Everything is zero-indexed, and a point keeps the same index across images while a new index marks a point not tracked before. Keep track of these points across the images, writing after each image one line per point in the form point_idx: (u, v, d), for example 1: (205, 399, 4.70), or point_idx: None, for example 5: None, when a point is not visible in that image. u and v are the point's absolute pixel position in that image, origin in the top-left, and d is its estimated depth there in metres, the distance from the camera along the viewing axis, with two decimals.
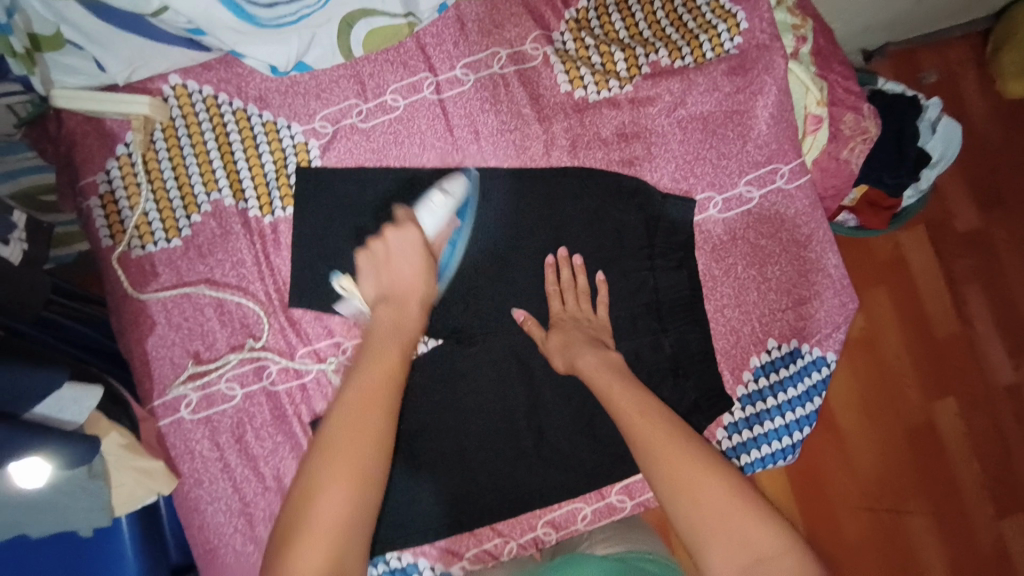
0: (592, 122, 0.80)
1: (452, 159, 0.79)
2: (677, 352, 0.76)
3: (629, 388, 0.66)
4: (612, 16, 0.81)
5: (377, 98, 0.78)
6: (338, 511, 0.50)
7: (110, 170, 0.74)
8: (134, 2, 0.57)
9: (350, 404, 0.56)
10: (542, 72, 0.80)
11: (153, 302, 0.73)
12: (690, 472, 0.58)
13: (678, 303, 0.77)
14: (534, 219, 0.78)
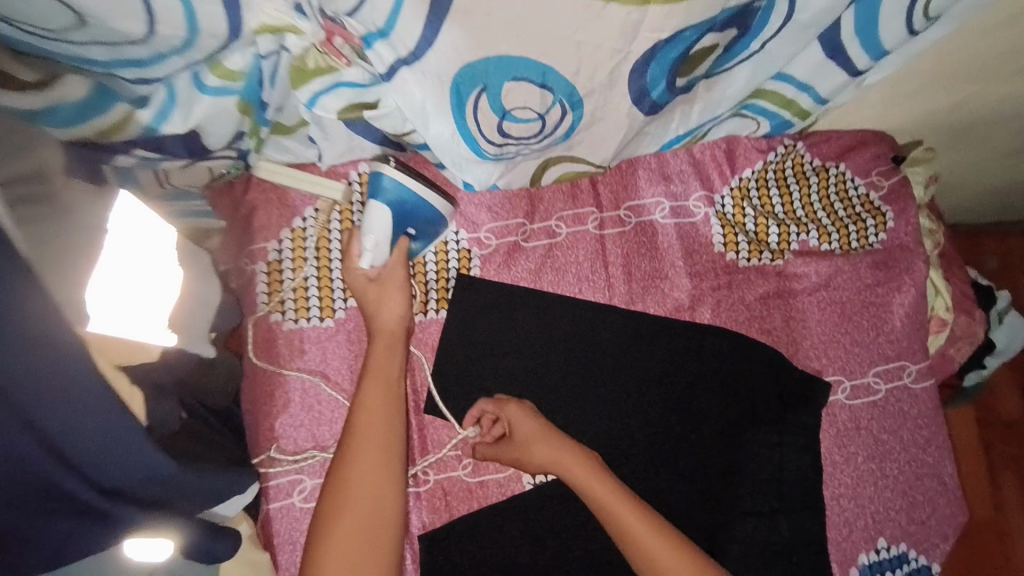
0: (740, 286, 0.83)
1: (603, 295, 0.81)
2: (792, 536, 0.76)
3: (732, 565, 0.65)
4: (770, 191, 0.85)
5: (544, 222, 0.81)
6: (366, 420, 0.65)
7: (282, 240, 0.75)
8: (393, 124, 0.63)
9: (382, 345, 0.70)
10: (700, 228, 0.84)
11: (294, 378, 0.72)
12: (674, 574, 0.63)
13: (799, 481, 0.78)
14: (670, 367, 0.80)
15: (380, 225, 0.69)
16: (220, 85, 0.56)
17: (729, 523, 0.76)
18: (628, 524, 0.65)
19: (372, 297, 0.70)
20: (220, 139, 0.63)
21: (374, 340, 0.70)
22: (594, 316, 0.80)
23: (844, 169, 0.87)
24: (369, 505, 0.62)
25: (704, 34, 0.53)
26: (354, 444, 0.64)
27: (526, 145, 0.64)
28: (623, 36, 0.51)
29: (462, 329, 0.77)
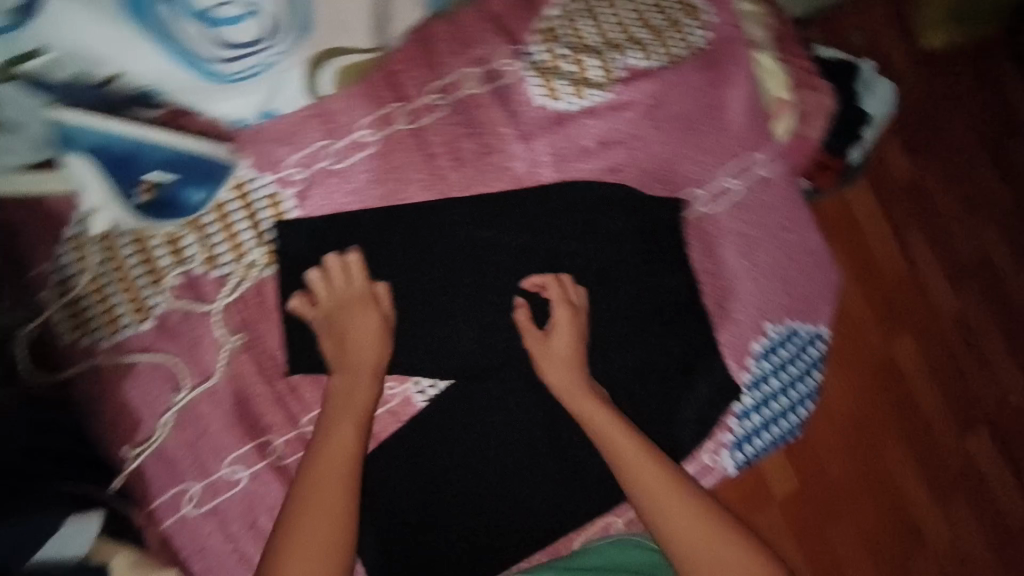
0: (574, 132, 0.79)
1: (438, 191, 0.76)
2: (684, 352, 0.80)
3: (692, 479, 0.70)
4: (580, 23, 0.79)
5: (348, 136, 0.74)
6: (357, 399, 0.68)
7: (60, 257, 0.66)
8: (89, 69, 0.57)
9: (358, 336, 0.70)
10: (517, 88, 0.78)
11: (133, 395, 0.67)
12: (675, 509, 0.67)
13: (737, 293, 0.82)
14: (525, 238, 0.78)
15: (92, 189, 0.63)
16: None
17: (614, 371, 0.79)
18: (619, 448, 0.70)
19: (351, 320, 0.70)
20: None
21: (327, 337, 0.70)
22: (437, 217, 0.76)
23: None
24: (330, 505, 0.61)
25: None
26: (330, 449, 0.64)
27: (265, 52, 0.62)
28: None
29: (302, 278, 0.71)
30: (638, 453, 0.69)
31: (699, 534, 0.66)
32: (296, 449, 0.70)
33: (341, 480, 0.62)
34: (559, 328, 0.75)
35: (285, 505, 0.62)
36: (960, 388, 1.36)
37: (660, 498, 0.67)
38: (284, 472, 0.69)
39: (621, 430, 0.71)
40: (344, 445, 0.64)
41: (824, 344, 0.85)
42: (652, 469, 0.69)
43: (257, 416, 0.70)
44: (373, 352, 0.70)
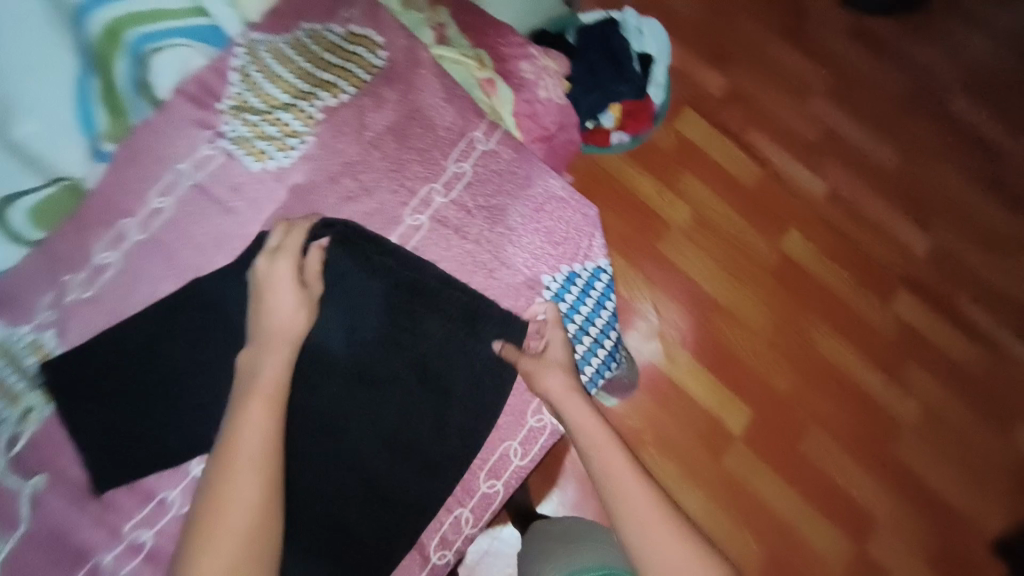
0: (295, 180, 0.84)
1: (188, 279, 0.80)
2: (462, 314, 0.81)
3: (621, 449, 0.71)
4: (263, 88, 0.85)
5: (90, 264, 0.80)
6: (264, 442, 0.64)
7: None
8: None
9: (267, 379, 0.68)
10: (229, 164, 0.84)
11: None
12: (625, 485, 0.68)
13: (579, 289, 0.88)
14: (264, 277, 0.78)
15: None
16: None
17: (394, 386, 0.79)
18: (581, 426, 0.73)
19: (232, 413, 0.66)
20: None
21: (265, 360, 0.69)
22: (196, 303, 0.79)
23: (311, 25, 0.89)
24: (257, 504, 0.62)
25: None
26: (235, 455, 0.63)
27: None
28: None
29: (79, 405, 0.76)
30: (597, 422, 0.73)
31: (642, 509, 0.67)
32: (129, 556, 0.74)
33: (275, 441, 0.65)
34: (552, 347, 0.81)
35: (207, 521, 0.60)
36: (846, 246, 1.55)
37: (620, 479, 0.69)
38: None
39: (595, 419, 0.73)
40: (269, 475, 0.63)
41: (607, 274, 0.91)
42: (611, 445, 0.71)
43: (81, 542, 0.73)
44: (291, 346, 0.71)
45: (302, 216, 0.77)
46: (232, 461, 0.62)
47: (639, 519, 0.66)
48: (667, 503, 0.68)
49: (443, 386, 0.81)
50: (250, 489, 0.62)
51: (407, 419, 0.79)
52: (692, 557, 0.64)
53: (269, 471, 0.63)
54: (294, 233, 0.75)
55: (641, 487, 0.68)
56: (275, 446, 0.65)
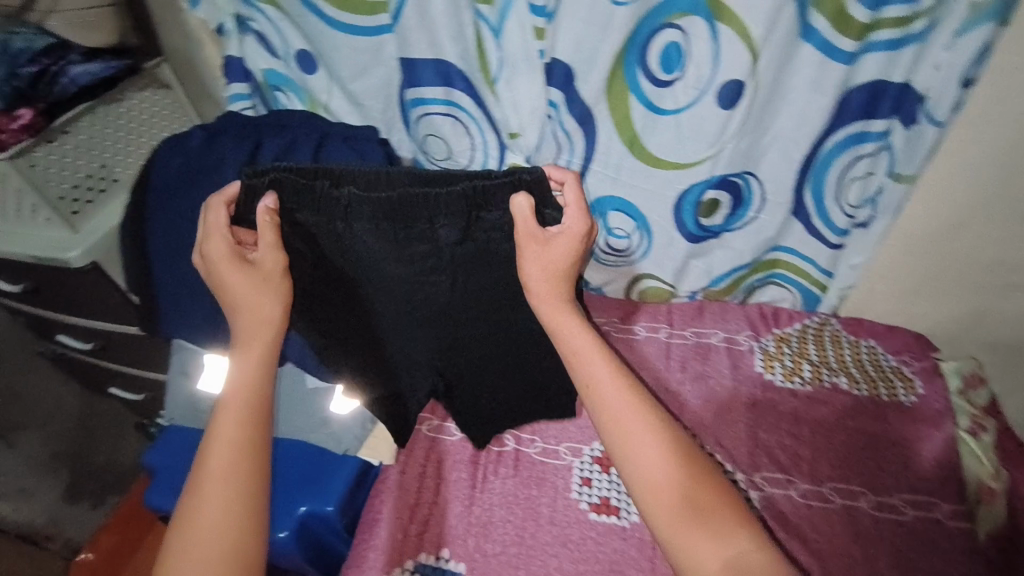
0: (775, 397, 1.07)
1: (662, 375, 1.12)
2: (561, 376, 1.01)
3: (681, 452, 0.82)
4: (808, 345, 1.14)
5: (630, 325, 1.22)
6: (223, 452, 0.84)
7: None
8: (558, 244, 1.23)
9: (238, 374, 0.88)
10: (747, 356, 1.14)
11: None
12: (697, 547, 0.75)
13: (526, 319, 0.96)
14: (382, 241, 0.86)
15: None
16: None
17: (466, 317, 0.95)
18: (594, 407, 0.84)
19: (248, 326, 0.88)
20: None
21: (250, 332, 0.88)
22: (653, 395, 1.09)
23: (875, 346, 1.13)
24: (215, 531, 0.79)
25: (706, 190, 0.97)
26: (211, 481, 0.81)
27: (622, 260, 1.14)
28: (665, 186, 0.98)
29: None
30: (618, 414, 0.83)
31: (719, 536, 0.76)
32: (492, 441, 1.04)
33: (249, 428, 0.86)
34: (558, 240, 0.83)
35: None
36: None
37: (686, 521, 0.77)
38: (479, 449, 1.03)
39: (611, 413, 0.83)
40: (234, 461, 0.83)
41: None
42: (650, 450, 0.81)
43: None
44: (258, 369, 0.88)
45: (265, 217, 0.81)
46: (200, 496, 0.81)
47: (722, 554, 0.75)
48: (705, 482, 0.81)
49: (482, 276, 0.92)
50: (222, 511, 0.80)
51: (504, 357, 1.00)
52: (635, 429, 0.82)
53: (236, 485, 0.82)
54: (220, 212, 0.83)
55: (677, 472, 0.80)
56: (236, 476, 0.82)
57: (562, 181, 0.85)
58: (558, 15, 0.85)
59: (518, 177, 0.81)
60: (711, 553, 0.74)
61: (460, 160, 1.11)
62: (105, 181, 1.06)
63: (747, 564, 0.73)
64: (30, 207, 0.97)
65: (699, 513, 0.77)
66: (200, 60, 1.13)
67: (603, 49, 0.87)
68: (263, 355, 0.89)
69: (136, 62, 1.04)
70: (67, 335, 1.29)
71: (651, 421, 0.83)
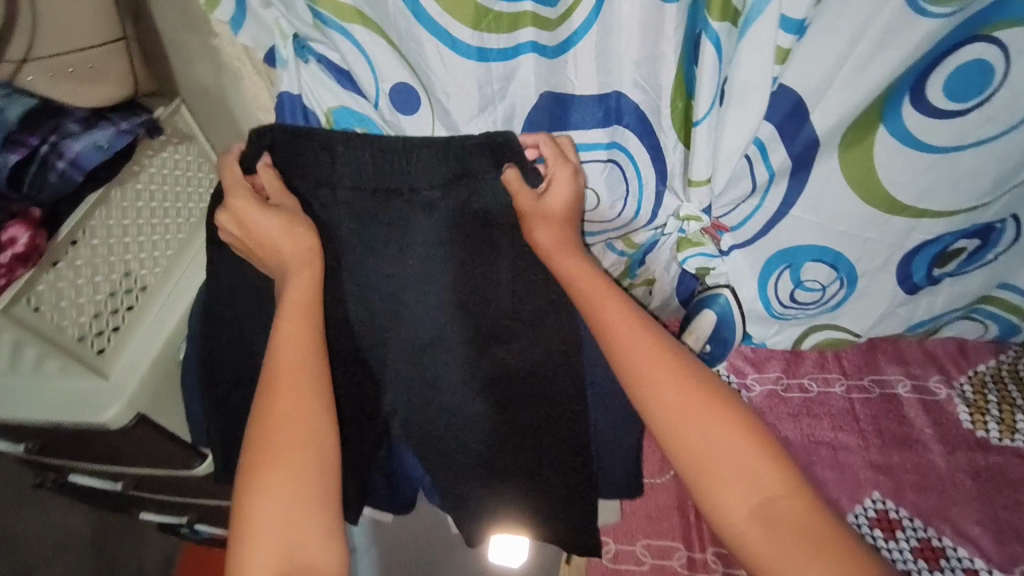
0: (998, 462, 0.92)
1: (859, 444, 0.96)
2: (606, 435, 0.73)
3: (703, 378, 0.66)
4: (1010, 388, 0.98)
5: (797, 379, 1.04)
6: (293, 385, 0.61)
7: None
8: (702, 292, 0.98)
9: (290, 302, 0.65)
10: (946, 407, 0.98)
11: None
12: (738, 511, 0.60)
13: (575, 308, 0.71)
14: (366, 204, 0.72)
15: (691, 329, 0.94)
16: (622, 250, 0.92)
17: (443, 332, 0.73)
18: (614, 338, 0.66)
19: (271, 259, 0.67)
20: None
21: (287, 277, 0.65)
22: (862, 475, 0.92)
23: None
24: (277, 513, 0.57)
25: (958, 239, 0.80)
26: (272, 437, 0.59)
27: (805, 311, 0.95)
28: (899, 235, 0.80)
29: None
30: (648, 345, 0.65)
31: (772, 496, 0.60)
32: (696, 567, 0.84)
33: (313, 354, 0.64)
34: (550, 185, 0.70)
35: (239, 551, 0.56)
36: None
37: (725, 470, 0.61)
38: None
39: (652, 349, 0.65)
40: (305, 385, 0.62)
41: None
42: (679, 391, 0.63)
43: (670, 524, 0.87)
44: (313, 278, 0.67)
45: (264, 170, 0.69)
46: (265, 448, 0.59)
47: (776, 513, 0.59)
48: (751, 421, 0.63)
49: (474, 281, 0.74)
50: (295, 427, 0.60)
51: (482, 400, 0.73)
52: (718, 434, 0.62)
53: (308, 423, 0.60)
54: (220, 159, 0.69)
55: (726, 411, 0.63)
56: (309, 397, 0.61)
57: (536, 147, 0.72)
58: (819, 29, 0.63)
59: (497, 139, 0.69)
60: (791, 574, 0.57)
61: (603, 211, 0.86)
62: (132, 293, 0.74)
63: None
64: (36, 360, 0.65)
65: (792, 523, 0.58)
66: (239, 98, 0.82)
67: (872, 70, 0.64)
68: (306, 284, 0.66)
69: (152, 117, 0.71)
70: (84, 474, 0.92)
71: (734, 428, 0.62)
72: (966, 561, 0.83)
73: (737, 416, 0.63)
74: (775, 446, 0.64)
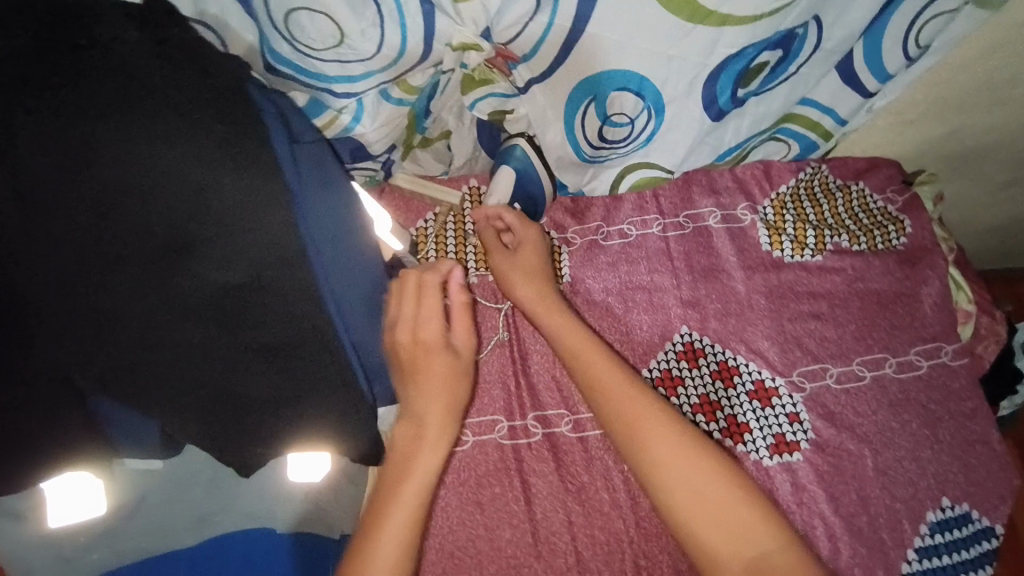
0: (788, 279, 0.97)
1: (671, 282, 0.96)
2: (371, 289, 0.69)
3: (552, 298, 0.82)
4: (804, 205, 1.02)
5: (617, 225, 0.99)
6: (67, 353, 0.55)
7: (427, 220, 0.93)
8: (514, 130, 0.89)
9: None
10: (749, 232, 1.00)
11: None
12: (642, 435, 0.73)
13: (315, 172, 0.65)
14: None
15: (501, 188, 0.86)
16: (401, 97, 0.75)
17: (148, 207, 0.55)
18: (506, 273, 0.83)
19: None
20: (381, 143, 0.82)
21: None
22: (673, 313, 0.94)
23: (864, 188, 1.04)
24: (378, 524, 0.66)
25: (762, 52, 0.71)
26: (412, 465, 0.66)
27: (616, 151, 0.85)
28: (704, 50, 0.69)
29: None
30: (531, 277, 0.83)
31: (657, 423, 0.73)
32: (517, 436, 0.83)
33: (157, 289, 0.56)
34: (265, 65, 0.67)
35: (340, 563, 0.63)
36: None
37: (613, 398, 0.75)
38: (504, 451, 0.82)
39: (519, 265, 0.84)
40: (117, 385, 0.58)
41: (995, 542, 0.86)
42: (552, 302, 0.82)
43: (490, 399, 0.85)
44: None
45: None
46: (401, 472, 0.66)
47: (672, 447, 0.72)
48: (614, 353, 0.79)
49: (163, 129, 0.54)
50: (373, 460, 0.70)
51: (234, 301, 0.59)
52: (602, 367, 0.77)
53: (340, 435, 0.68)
54: None
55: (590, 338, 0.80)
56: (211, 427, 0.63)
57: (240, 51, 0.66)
58: None
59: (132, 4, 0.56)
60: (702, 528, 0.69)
61: (356, 41, 0.65)
62: None
63: (771, 564, 0.68)
64: None
65: (670, 443, 0.72)
66: None
67: None
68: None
69: None
70: None
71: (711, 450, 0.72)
72: (756, 374, 0.90)
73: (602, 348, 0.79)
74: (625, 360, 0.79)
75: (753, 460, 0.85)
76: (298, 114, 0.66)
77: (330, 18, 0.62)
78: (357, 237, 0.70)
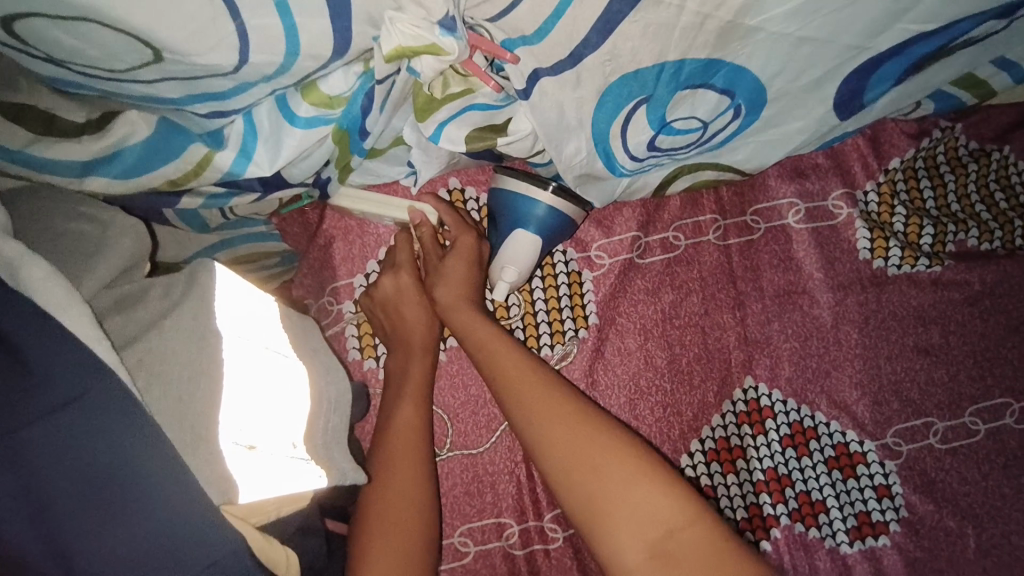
0: (890, 300, 0.71)
1: (730, 313, 0.71)
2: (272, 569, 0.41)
3: (526, 357, 0.58)
4: (920, 184, 0.73)
5: (661, 233, 0.72)
6: None
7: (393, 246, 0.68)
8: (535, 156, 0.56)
9: None
10: (842, 232, 0.72)
11: None
12: (628, 542, 0.47)
13: (86, 472, 0.31)
14: None
15: (521, 254, 0.62)
16: (314, 115, 0.46)
17: None
18: (466, 318, 0.61)
19: None
20: (301, 171, 0.51)
21: None
22: (734, 359, 0.70)
23: (1009, 151, 0.72)
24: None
25: (971, 29, 0.45)
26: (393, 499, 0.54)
27: (671, 156, 0.54)
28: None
29: (594, 366, 0.70)
30: (493, 327, 0.60)
31: (664, 512, 0.47)
32: (531, 542, 0.65)
33: None
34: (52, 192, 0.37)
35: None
36: None
37: (586, 479, 0.50)
38: (513, 563, 0.65)
39: (481, 320, 0.61)
40: None
41: None
42: (509, 349, 0.59)
43: (495, 497, 0.66)
44: None
45: None
46: (381, 487, 0.55)
47: (686, 547, 0.46)
48: (605, 415, 0.54)
49: None
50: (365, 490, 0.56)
51: None
52: (569, 428, 0.52)
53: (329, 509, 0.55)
54: None
55: (564, 396, 0.55)
56: None
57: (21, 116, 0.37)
58: None
59: None
60: (634, 539, 0.47)
61: (149, 22, 0.33)
62: None
63: None
64: None
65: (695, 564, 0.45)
66: None
67: None
68: None
69: None
70: None
71: (607, 427, 0.52)
72: (838, 435, 0.69)
73: (594, 416, 0.54)
74: (627, 426, 0.54)
75: (826, 549, 0.67)
76: (49, 327, 0.32)
77: (80, 4, 0.32)
78: (214, 535, 0.33)
